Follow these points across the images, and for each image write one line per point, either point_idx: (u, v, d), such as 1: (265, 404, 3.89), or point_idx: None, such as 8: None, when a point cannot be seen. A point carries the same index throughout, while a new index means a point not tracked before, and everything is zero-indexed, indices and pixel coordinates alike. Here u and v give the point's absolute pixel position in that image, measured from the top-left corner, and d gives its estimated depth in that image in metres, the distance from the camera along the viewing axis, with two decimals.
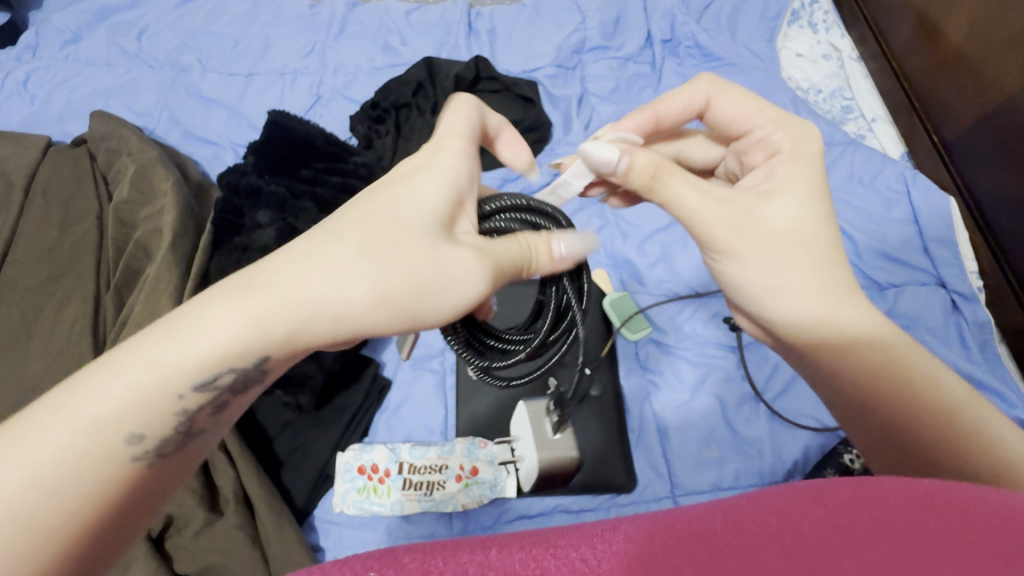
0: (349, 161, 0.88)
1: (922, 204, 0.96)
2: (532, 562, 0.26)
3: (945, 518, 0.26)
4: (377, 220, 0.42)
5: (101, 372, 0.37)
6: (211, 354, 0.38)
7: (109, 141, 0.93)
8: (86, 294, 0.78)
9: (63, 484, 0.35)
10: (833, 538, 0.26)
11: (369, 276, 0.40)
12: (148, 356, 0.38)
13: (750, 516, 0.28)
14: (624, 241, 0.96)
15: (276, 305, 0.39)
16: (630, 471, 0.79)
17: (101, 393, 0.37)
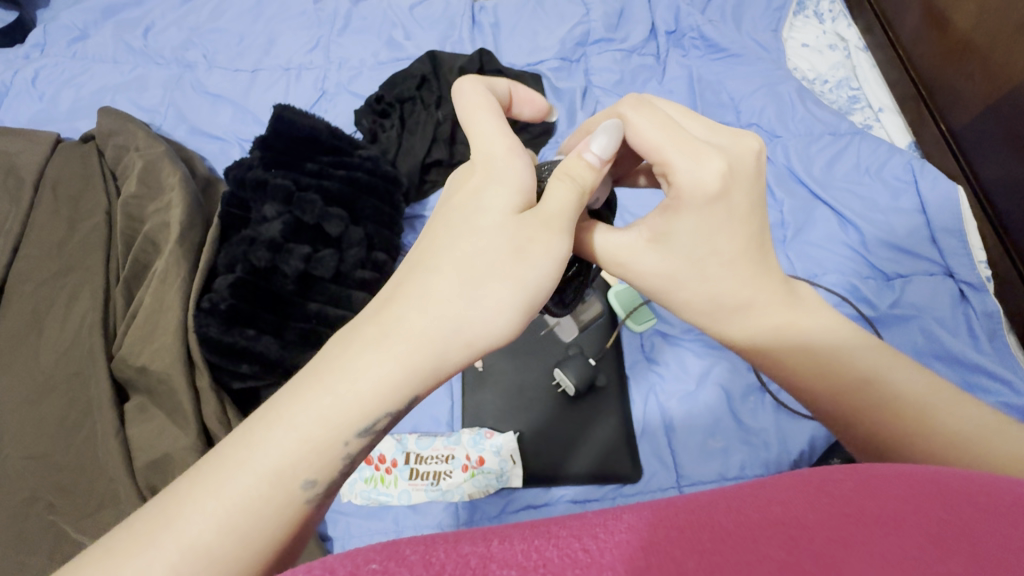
0: (355, 155, 0.88)
1: (929, 194, 0.95)
2: (533, 554, 0.26)
3: (952, 508, 0.26)
4: (484, 245, 0.44)
5: (273, 430, 0.39)
6: (372, 392, 0.40)
7: (116, 137, 0.94)
8: (95, 287, 0.79)
9: (247, 528, 0.36)
10: (838, 528, 0.26)
11: (498, 309, 0.43)
12: (312, 409, 0.39)
13: (753, 506, 0.28)
14: None
15: (424, 345, 0.41)
16: (635, 461, 0.80)
17: (274, 451, 0.38)
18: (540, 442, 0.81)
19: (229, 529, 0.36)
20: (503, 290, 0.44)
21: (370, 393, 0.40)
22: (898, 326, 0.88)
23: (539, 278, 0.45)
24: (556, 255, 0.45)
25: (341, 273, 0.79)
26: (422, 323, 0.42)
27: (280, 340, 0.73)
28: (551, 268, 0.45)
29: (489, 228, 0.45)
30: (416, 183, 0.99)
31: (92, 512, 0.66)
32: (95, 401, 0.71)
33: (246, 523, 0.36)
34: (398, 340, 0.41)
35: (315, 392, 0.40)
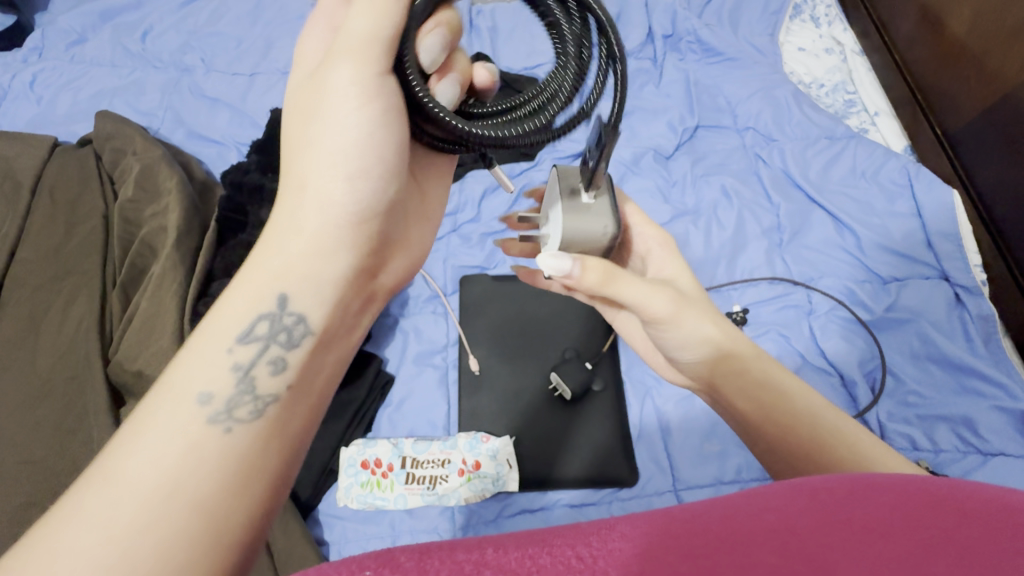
0: None
1: (925, 198, 0.95)
2: (527, 561, 0.26)
3: (942, 513, 0.27)
4: (311, 165, 0.49)
5: (167, 384, 0.43)
6: (236, 309, 0.46)
7: (113, 141, 0.94)
8: (92, 292, 0.79)
9: (164, 459, 0.39)
10: (829, 534, 0.26)
11: (338, 200, 0.49)
12: (196, 349, 0.45)
13: (747, 513, 0.28)
14: None
15: (275, 254, 0.48)
16: (632, 465, 0.80)
17: (173, 392, 0.42)
18: (537, 445, 0.81)
19: (155, 463, 0.39)
20: (338, 176, 0.49)
21: (235, 317, 0.46)
22: (894, 330, 0.88)
23: (364, 159, 0.49)
24: (370, 136, 0.48)
25: None
26: (280, 247, 0.48)
27: None
28: (371, 147, 0.48)
29: (309, 152, 0.49)
30: None
31: None
32: (91, 406, 0.71)
33: (164, 456, 0.39)
34: (252, 262, 0.48)
35: (186, 359, 0.45)
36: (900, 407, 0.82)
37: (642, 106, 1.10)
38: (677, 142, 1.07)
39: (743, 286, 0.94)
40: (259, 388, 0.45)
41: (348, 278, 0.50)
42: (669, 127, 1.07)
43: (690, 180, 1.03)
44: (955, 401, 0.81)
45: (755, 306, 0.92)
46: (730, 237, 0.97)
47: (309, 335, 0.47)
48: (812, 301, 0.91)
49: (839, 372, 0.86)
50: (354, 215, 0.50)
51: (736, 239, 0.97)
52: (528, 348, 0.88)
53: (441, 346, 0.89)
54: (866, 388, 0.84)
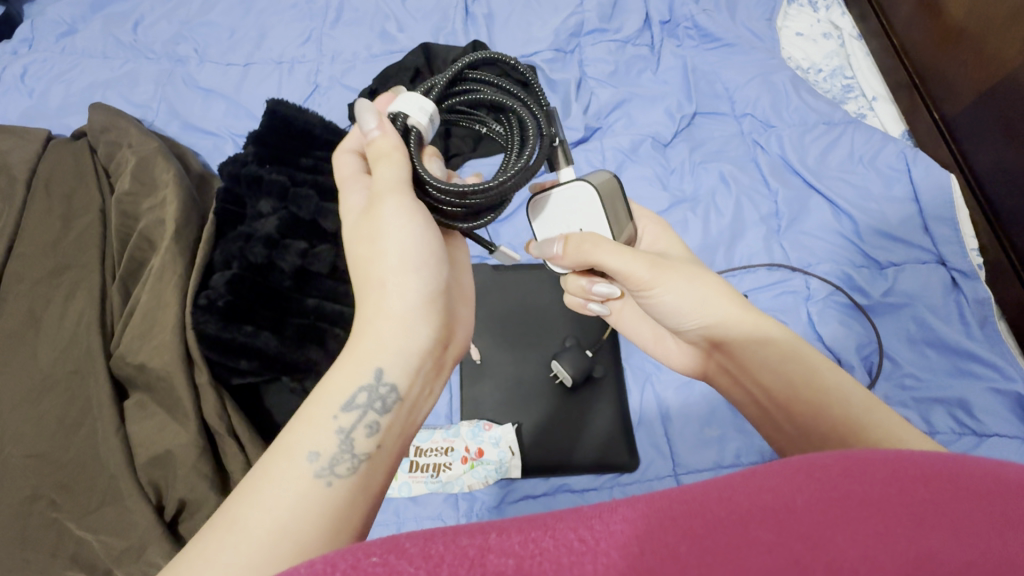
0: None
1: (923, 182, 0.95)
2: (530, 544, 0.26)
3: (936, 488, 0.27)
4: (378, 255, 0.54)
5: (274, 462, 0.45)
6: (330, 388, 0.49)
7: (108, 133, 0.94)
8: (92, 285, 0.79)
9: (287, 525, 0.41)
10: (825, 512, 0.26)
11: (409, 283, 0.53)
12: (297, 426, 0.48)
13: (746, 492, 0.28)
14: None
15: (358, 338, 0.52)
16: (632, 450, 0.81)
17: (281, 468, 0.44)
18: (539, 432, 0.82)
19: (281, 528, 0.40)
20: (412, 269, 0.54)
21: (335, 391, 0.49)
22: (891, 315, 0.89)
23: (424, 242, 0.54)
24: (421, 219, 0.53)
25: (337, 268, 0.78)
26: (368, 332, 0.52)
27: (278, 336, 0.72)
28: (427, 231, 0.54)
29: (375, 245, 0.54)
30: None
31: (94, 509, 0.67)
32: (94, 399, 0.71)
33: (288, 520, 0.41)
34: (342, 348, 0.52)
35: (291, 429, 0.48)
36: (898, 390, 0.83)
37: (640, 93, 1.10)
38: (676, 129, 1.06)
39: (742, 273, 0.94)
40: (357, 449, 0.47)
41: (430, 353, 0.54)
42: (667, 114, 1.07)
43: (688, 167, 1.03)
44: (950, 383, 0.82)
45: (753, 292, 0.93)
46: (729, 224, 0.97)
47: (400, 401, 0.51)
48: (811, 286, 0.92)
49: (837, 357, 0.87)
50: (424, 296, 0.54)
51: (735, 226, 0.97)
52: (530, 337, 0.88)
53: None
54: (863, 372, 0.84)
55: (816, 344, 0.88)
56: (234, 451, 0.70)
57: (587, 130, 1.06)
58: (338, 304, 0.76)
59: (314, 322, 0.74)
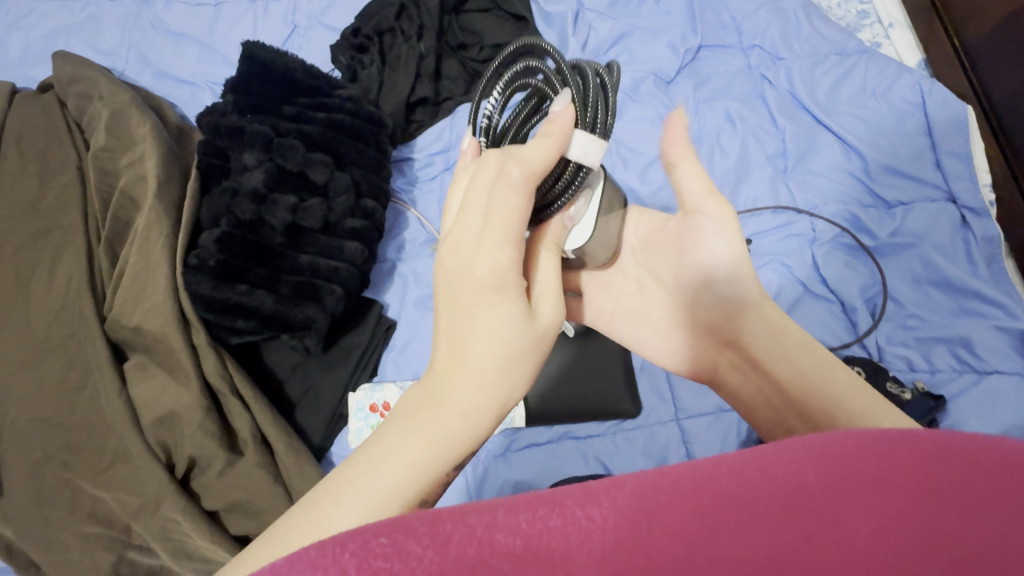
0: (336, 96, 0.84)
1: (938, 115, 0.91)
2: (537, 522, 0.24)
3: (965, 465, 0.23)
4: (501, 323, 0.49)
5: (358, 492, 0.39)
6: (429, 435, 0.43)
7: (77, 84, 0.88)
8: (78, 247, 0.76)
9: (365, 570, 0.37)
10: (841, 491, 0.23)
11: (520, 353, 0.50)
12: (393, 458, 0.42)
13: (758, 467, 0.25)
14: (626, 168, 0.95)
15: (480, 386, 0.47)
16: (634, 397, 0.81)
17: (370, 502, 0.39)
18: (543, 381, 0.81)
19: None
20: (536, 348, 0.51)
21: (432, 429, 0.44)
22: (896, 256, 0.87)
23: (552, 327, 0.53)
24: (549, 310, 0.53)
25: (329, 222, 0.76)
26: (458, 374, 0.47)
27: (274, 294, 0.71)
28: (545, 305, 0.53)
29: (501, 309, 0.49)
30: (402, 125, 0.94)
31: (104, 469, 0.68)
32: (93, 363, 0.70)
33: None
34: (449, 391, 0.46)
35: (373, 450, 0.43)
36: (899, 331, 0.83)
37: (641, 25, 1.03)
38: (679, 64, 1.01)
39: (746, 216, 0.92)
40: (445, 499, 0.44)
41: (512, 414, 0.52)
42: (670, 48, 1.01)
43: (692, 106, 0.98)
44: (954, 322, 0.81)
45: (758, 236, 0.91)
46: (734, 165, 0.94)
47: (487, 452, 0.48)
48: (816, 228, 0.90)
49: (840, 299, 0.86)
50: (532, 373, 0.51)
51: (739, 167, 0.94)
52: None
53: None
54: (866, 313, 0.84)
55: (819, 287, 0.87)
56: (238, 409, 0.70)
57: None
58: (332, 260, 0.74)
59: (309, 279, 0.72)
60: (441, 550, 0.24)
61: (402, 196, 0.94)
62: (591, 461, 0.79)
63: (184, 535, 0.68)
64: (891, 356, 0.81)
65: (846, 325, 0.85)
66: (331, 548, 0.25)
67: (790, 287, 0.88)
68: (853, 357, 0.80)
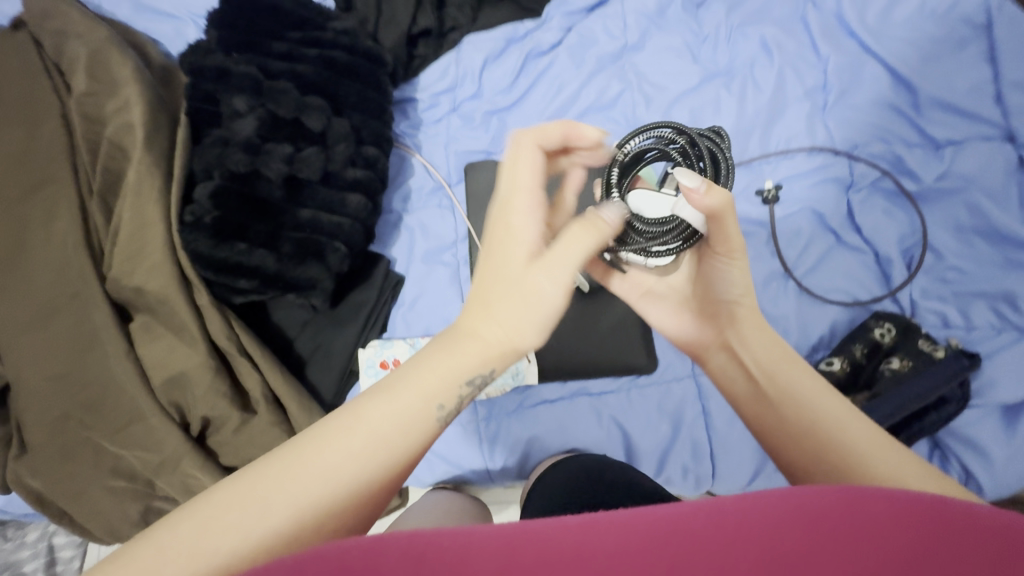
0: (330, 29, 0.76)
1: (1005, 39, 0.80)
2: (547, 544, 0.27)
3: (929, 529, 0.27)
4: (500, 319, 0.47)
5: (322, 448, 0.39)
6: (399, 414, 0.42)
7: (50, 20, 0.81)
8: (71, 202, 0.73)
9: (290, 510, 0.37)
10: (818, 548, 0.26)
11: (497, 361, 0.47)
12: (360, 427, 0.41)
13: (748, 515, 0.28)
14: (648, 106, 0.87)
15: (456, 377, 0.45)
16: (650, 352, 0.79)
17: (325, 462, 0.39)
18: (556, 337, 0.79)
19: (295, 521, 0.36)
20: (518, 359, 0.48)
21: (409, 418, 0.42)
22: (941, 202, 0.80)
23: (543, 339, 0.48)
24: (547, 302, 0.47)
25: (329, 174, 0.71)
26: (454, 353, 0.46)
27: (275, 253, 0.67)
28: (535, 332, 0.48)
29: (504, 301, 0.47)
30: (403, 61, 0.86)
31: (121, 428, 0.68)
32: (98, 323, 0.69)
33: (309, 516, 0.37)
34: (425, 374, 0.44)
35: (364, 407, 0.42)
36: (937, 284, 0.77)
37: None
38: None
39: (778, 159, 0.84)
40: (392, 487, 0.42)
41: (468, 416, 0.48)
42: None
43: (724, 33, 0.88)
44: (999, 276, 0.75)
45: (789, 181, 0.84)
46: (768, 101, 0.85)
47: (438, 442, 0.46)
48: (854, 172, 0.83)
49: (874, 250, 0.80)
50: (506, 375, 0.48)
51: (774, 103, 0.85)
52: None
53: (451, 242, 0.84)
54: (901, 265, 0.79)
55: (853, 237, 0.81)
56: (247, 368, 0.69)
57: None
58: (334, 216, 0.70)
59: (311, 236, 0.69)
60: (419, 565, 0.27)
61: (406, 141, 0.88)
62: (605, 419, 0.78)
63: (205, 488, 0.70)
64: (925, 312, 0.76)
65: (879, 278, 0.80)
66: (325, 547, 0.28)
67: (820, 238, 0.82)
68: (884, 313, 0.76)
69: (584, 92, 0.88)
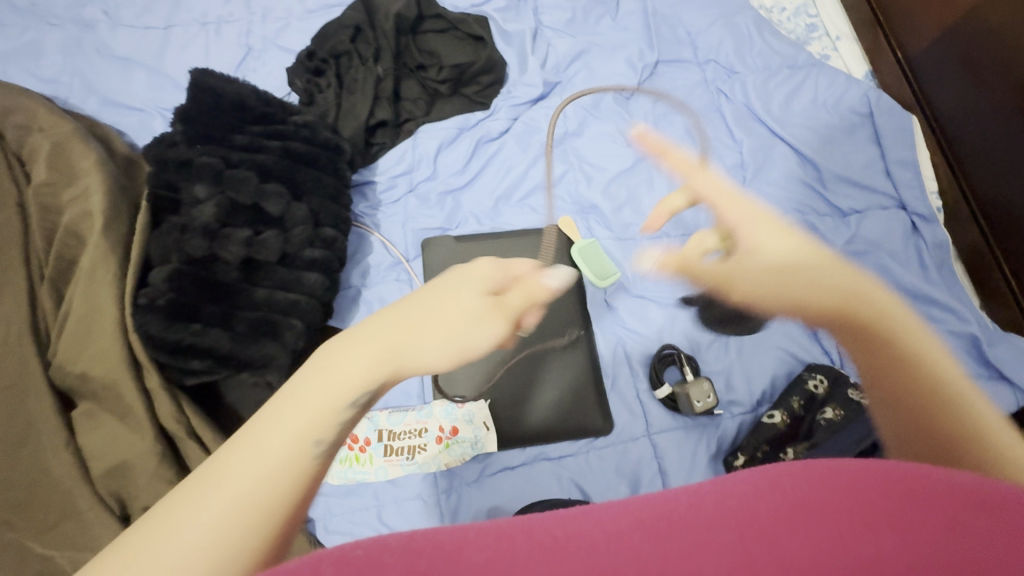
0: (290, 121, 0.82)
1: (886, 126, 0.94)
2: (504, 542, 0.29)
3: (896, 497, 0.29)
4: (435, 345, 0.45)
5: (208, 498, 0.35)
6: (292, 445, 0.38)
7: (14, 116, 0.84)
8: (18, 289, 0.72)
9: (229, 551, 0.33)
10: (786, 519, 0.29)
11: (441, 345, 0.46)
12: (225, 483, 0.35)
13: (711, 497, 0.31)
14: (589, 185, 0.96)
15: (389, 371, 0.44)
16: (606, 414, 0.81)
17: (234, 481, 0.35)
18: (511, 405, 0.81)
19: (217, 552, 0.33)
20: (456, 363, 0.47)
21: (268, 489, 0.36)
22: (853, 263, 0.88)
23: (466, 337, 0.46)
24: (483, 329, 0.47)
25: (288, 254, 0.74)
26: (319, 377, 0.41)
27: (229, 332, 0.68)
28: (478, 338, 0.47)
29: (433, 357, 0.45)
30: (361, 148, 0.92)
31: (52, 527, 0.63)
32: (35, 415, 0.65)
33: (260, 498, 0.35)
34: (247, 435, 0.38)
35: (225, 458, 0.37)
36: None
37: (600, 42, 1.05)
38: (638, 80, 1.02)
39: (709, 230, 0.92)
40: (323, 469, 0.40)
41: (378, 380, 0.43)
42: (629, 64, 1.03)
43: (652, 121, 0.99)
44: None
45: None
46: (695, 179, 0.95)
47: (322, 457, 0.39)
48: None
49: None
50: (399, 364, 0.44)
51: (701, 180, 0.95)
52: None
53: None
54: None
55: None
56: (197, 452, 0.67)
57: (546, 85, 1.01)
58: (291, 293, 0.72)
59: (267, 314, 0.70)
60: (410, 563, 0.28)
61: (365, 221, 0.92)
62: (566, 482, 0.77)
63: None
64: (853, 363, 0.83)
65: (810, 334, 0.86)
66: (310, 561, 0.28)
67: None
68: (815, 365, 0.82)
69: (531, 173, 0.96)
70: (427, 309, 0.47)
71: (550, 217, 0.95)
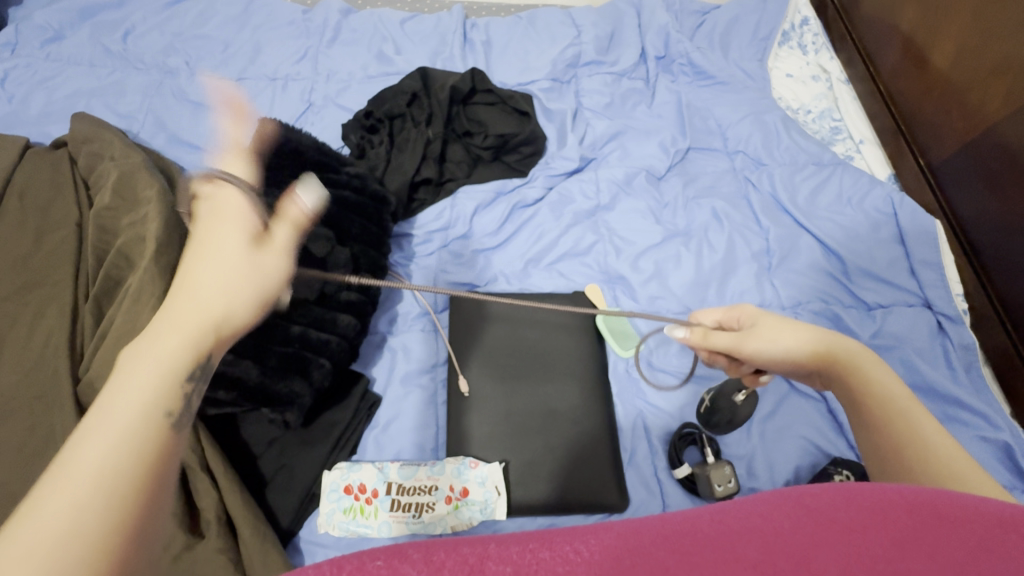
0: (342, 172, 0.87)
1: (909, 226, 0.97)
2: (527, 554, 0.29)
3: (919, 515, 0.29)
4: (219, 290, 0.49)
5: (77, 468, 0.35)
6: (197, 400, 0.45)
7: (91, 144, 0.91)
8: (64, 304, 0.75)
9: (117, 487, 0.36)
10: (813, 534, 0.28)
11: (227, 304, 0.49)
12: (117, 421, 0.39)
13: (736, 516, 0.30)
14: (618, 256, 0.98)
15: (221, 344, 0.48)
16: (622, 490, 0.79)
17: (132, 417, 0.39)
18: (525, 470, 0.79)
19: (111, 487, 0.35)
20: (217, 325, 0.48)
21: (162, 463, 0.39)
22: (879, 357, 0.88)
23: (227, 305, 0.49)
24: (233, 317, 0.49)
25: (325, 295, 0.77)
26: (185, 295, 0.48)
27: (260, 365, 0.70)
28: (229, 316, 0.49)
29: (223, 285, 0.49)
30: (404, 202, 0.98)
31: None
32: (59, 428, 0.66)
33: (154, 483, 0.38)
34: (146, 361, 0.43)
35: (75, 451, 0.36)
36: None
37: (635, 125, 1.12)
38: (670, 162, 1.08)
39: None
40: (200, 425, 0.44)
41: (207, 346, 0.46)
42: (662, 147, 1.09)
43: (682, 202, 1.04)
44: None
45: None
46: (721, 260, 0.97)
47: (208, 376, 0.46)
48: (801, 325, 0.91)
49: (825, 399, 0.86)
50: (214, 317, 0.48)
51: (726, 261, 0.97)
52: (518, 369, 0.87)
53: (430, 365, 0.87)
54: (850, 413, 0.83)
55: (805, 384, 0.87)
56: (206, 486, 0.67)
57: (582, 160, 1.07)
58: (324, 333, 0.74)
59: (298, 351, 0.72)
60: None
61: (398, 270, 0.95)
62: None
63: None
64: None
65: (834, 427, 0.84)
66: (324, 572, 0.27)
67: (776, 386, 0.87)
68: (841, 459, 0.79)
69: (562, 240, 1.00)
70: (195, 290, 0.48)
71: (577, 283, 0.97)
